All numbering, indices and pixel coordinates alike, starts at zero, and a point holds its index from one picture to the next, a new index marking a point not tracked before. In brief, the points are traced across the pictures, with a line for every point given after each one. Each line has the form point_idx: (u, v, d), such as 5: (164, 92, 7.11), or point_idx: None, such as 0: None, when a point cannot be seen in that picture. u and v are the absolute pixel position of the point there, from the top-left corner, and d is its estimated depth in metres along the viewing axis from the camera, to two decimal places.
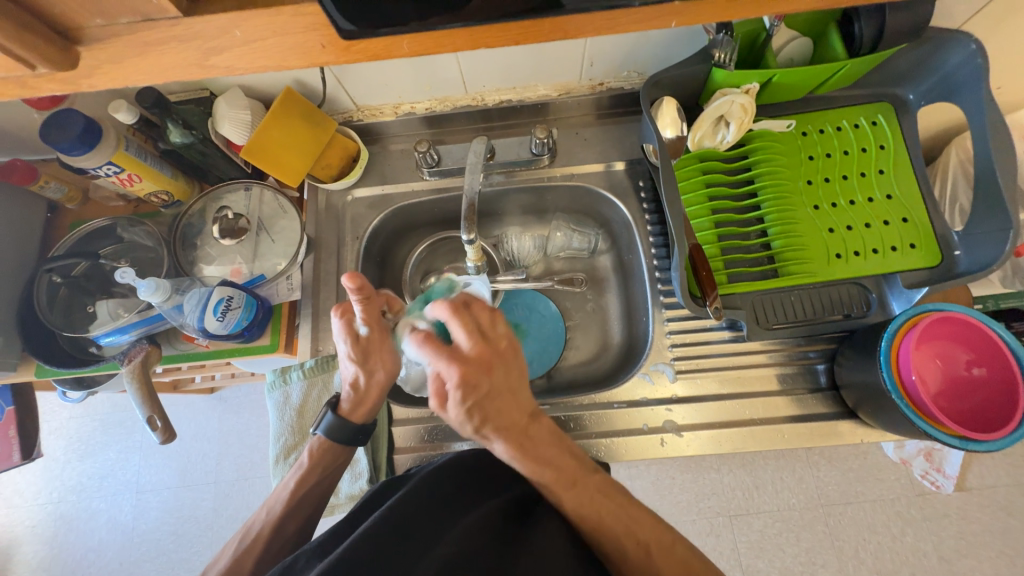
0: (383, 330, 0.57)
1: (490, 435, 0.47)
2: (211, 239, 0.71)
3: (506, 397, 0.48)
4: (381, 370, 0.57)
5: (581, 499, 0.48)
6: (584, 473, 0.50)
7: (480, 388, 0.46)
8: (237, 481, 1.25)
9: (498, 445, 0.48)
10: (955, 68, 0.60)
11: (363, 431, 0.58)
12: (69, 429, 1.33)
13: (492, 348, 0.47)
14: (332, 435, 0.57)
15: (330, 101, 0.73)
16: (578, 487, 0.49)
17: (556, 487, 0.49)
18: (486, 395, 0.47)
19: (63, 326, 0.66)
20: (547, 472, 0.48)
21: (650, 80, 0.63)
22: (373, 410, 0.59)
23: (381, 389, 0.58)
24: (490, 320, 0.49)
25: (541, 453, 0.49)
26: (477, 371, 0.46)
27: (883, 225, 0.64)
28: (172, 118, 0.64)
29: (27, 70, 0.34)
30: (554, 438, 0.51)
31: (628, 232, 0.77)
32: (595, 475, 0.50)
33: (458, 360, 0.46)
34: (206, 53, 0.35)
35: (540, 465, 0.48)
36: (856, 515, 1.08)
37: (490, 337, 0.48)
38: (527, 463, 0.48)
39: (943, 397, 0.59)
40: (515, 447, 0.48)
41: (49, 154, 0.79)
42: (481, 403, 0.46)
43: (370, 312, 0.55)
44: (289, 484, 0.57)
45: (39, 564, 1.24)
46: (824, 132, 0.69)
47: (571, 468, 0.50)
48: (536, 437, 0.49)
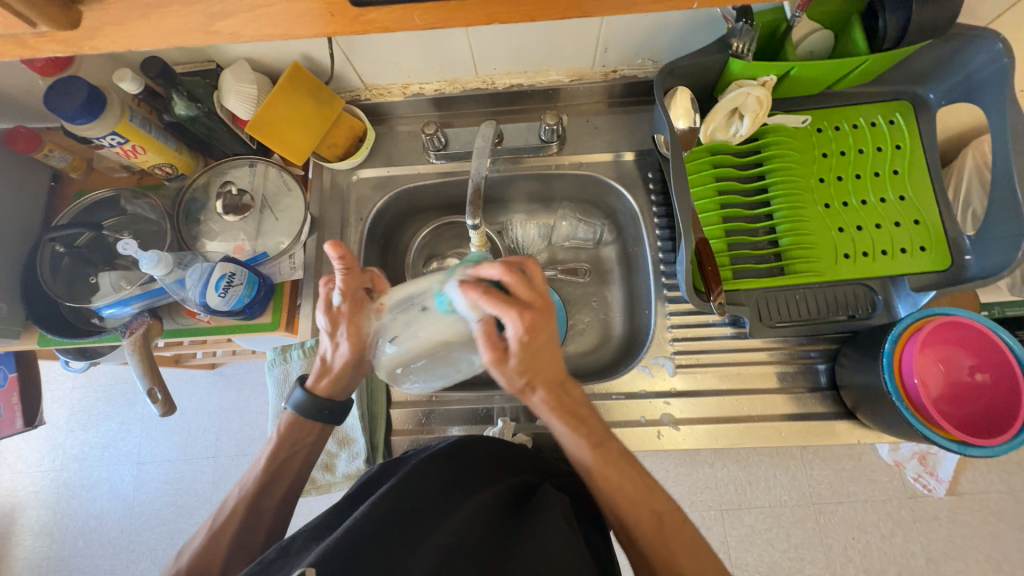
0: (358, 304, 0.55)
1: (534, 383, 0.49)
2: (214, 215, 0.70)
3: (552, 351, 0.49)
4: (346, 343, 0.56)
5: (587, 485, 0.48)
6: (608, 437, 0.50)
7: (535, 341, 0.46)
8: (236, 456, 1.27)
9: (539, 394, 0.49)
10: (978, 68, 0.59)
11: (328, 408, 0.58)
12: (72, 398, 1.34)
13: (544, 296, 0.47)
14: (301, 411, 0.57)
15: (338, 79, 0.72)
16: (604, 449, 0.49)
17: (584, 448, 0.48)
18: (537, 348, 0.47)
19: (66, 296, 0.66)
20: (580, 430, 0.49)
21: (665, 68, 0.62)
22: (339, 386, 0.58)
23: (345, 364, 0.57)
24: (542, 273, 0.48)
25: (574, 410, 0.50)
26: (539, 321, 0.46)
27: (894, 226, 0.63)
28: (177, 89, 0.63)
29: (27, 28, 0.33)
30: (585, 403, 0.52)
31: (634, 224, 0.76)
32: (617, 444, 0.50)
33: (519, 312, 0.45)
34: (211, 18, 0.34)
35: (575, 421, 0.49)
36: (846, 514, 1.09)
37: (542, 287, 0.47)
38: (561, 418, 0.49)
39: (946, 401, 0.58)
40: (554, 401, 0.49)
41: (53, 122, 0.78)
42: (533, 355, 0.47)
43: (349, 284, 0.54)
44: (261, 461, 0.57)
45: (42, 529, 1.26)
46: (839, 129, 0.67)
47: (600, 430, 0.50)
48: (572, 394, 0.51)
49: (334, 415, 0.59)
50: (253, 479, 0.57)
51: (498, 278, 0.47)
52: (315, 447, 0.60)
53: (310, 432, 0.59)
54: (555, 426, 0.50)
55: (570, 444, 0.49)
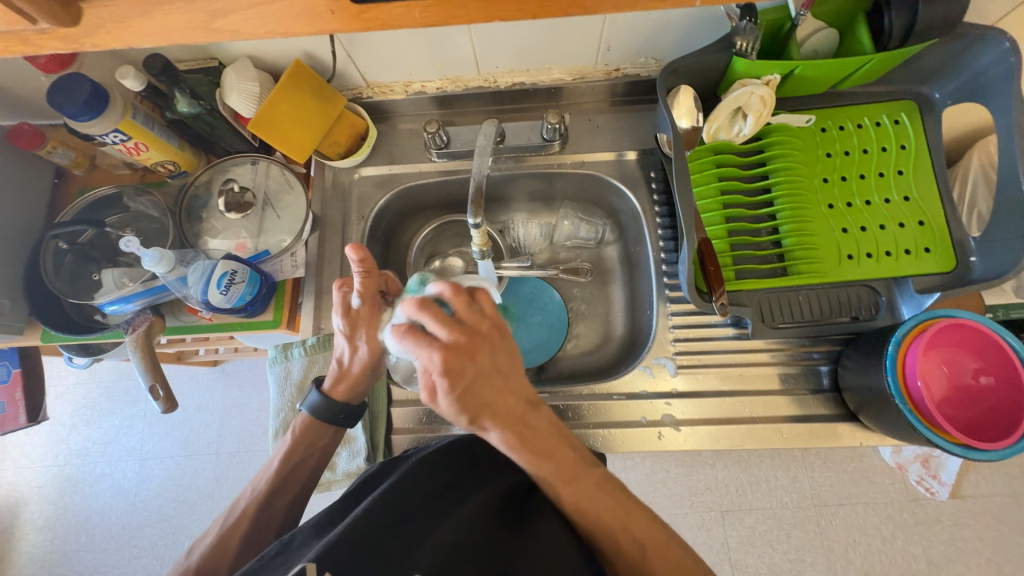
0: (374, 306, 0.57)
1: (483, 422, 0.47)
2: (217, 212, 0.71)
3: (496, 386, 0.47)
4: (365, 345, 0.57)
5: (579, 493, 0.48)
6: (583, 467, 0.49)
7: (464, 373, 0.45)
8: (237, 453, 1.27)
9: (493, 433, 0.47)
10: (985, 67, 0.58)
11: (345, 411, 0.59)
12: (75, 394, 1.35)
13: (473, 328, 0.46)
14: (316, 414, 0.58)
15: (340, 77, 0.72)
16: (576, 483, 0.48)
17: (554, 481, 0.48)
18: (472, 382, 0.45)
19: (68, 292, 0.67)
20: (545, 464, 0.48)
21: (668, 67, 0.62)
22: (356, 390, 0.59)
23: (363, 367, 0.58)
24: (474, 304, 0.47)
25: (539, 446, 0.48)
26: (459, 357, 0.45)
27: (898, 228, 0.62)
28: (180, 87, 0.63)
29: (28, 25, 0.33)
30: (553, 430, 0.49)
31: (636, 224, 0.76)
32: (594, 469, 0.50)
33: (441, 344, 0.44)
34: (212, 15, 0.34)
35: (539, 458, 0.47)
36: (847, 516, 1.08)
37: (470, 315, 0.47)
38: (523, 455, 0.48)
39: (948, 404, 0.58)
40: (512, 439, 0.47)
41: (57, 118, 0.78)
42: (469, 391, 0.45)
43: (367, 286, 0.55)
44: (273, 463, 0.58)
45: (45, 524, 1.27)
46: (844, 129, 0.67)
47: (570, 464, 0.49)
48: (534, 427, 0.48)
49: (348, 420, 0.60)
50: (264, 482, 0.57)
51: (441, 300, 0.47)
52: (330, 448, 0.60)
53: (324, 434, 0.59)
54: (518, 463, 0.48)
55: (538, 477, 0.48)
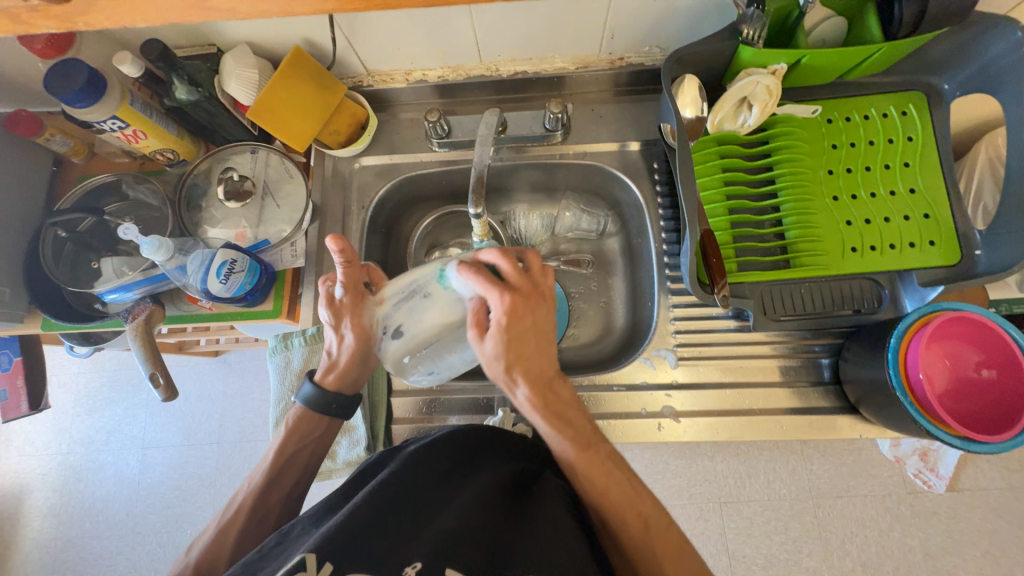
0: (359, 296, 0.55)
1: (519, 377, 0.47)
2: (216, 201, 0.70)
3: (542, 344, 0.48)
4: (351, 334, 0.55)
5: (589, 468, 0.47)
6: (596, 439, 0.49)
7: (519, 324, 0.46)
8: (239, 442, 1.28)
9: (522, 391, 0.47)
10: (996, 57, 0.57)
11: (336, 401, 0.58)
12: (77, 383, 1.35)
13: (536, 285, 0.48)
14: (309, 405, 0.57)
15: (340, 64, 0.71)
16: (591, 452, 0.48)
17: (570, 450, 0.48)
18: (524, 332, 0.47)
19: (68, 281, 0.66)
20: (567, 432, 0.48)
21: (673, 55, 0.61)
22: (346, 381, 0.58)
23: (350, 358, 0.56)
24: (542, 268, 0.50)
25: (562, 411, 0.48)
26: (523, 304, 0.46)
27: (903, 220, 0.62)
28: (178, 73, 0.62)
29: (20, 3, 0.32)
30: (573, 401, 0.50)
31: (638, 215, 0.75)
32: (604, 444, 0.50)
33: (506, 292, 0.46)
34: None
35: (562, 424, 0.48)
36: (845, 509, 1.09)
37: (532, 274, 0.49)
38: (546, 418, 0.48)
39: (949, 397, 0.58)
40: (538, 400, 0.47)
41: (54, 106, 0.78)
42: (517, 339, 0.46)
43: (350, 276, 0.54)
44: (267, 456, 0.57)
45: (49, 510, 1.28)
46: (850, 120, 0.66)
47: (587, 432, 0.49)
48: (558, 394, 0.49)
49: (343, 410, 0.59)
50: (259, 474, 0.57)
51: (496, 262, 0.49)
52: (324, 439, 0.60)
53: (317, 426, 0.59)
54: (540, 426, 0.48)
55: (555, 444, 0.48)
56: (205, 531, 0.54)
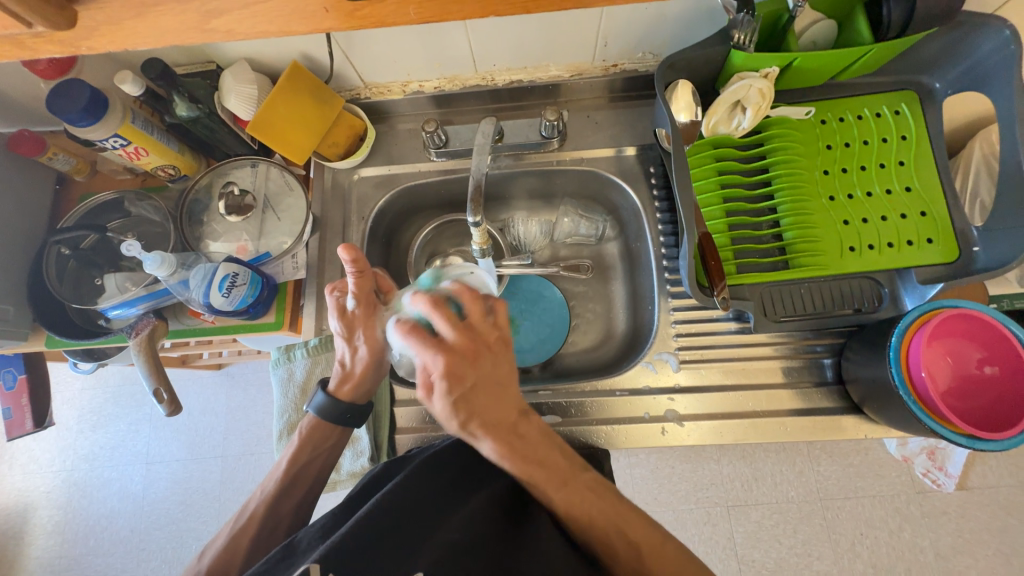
0: (370, 307, 0.58)
1: (477, 433, 0.44)
2: (218, 216, 0.71)
3: (493, 390, 0.45)
4: (365, 345, 0.58)
5: (572, 498, 0.46)
6: (574, 471, 0.47)
7: (469, 382, 0.44)
8: (243, 455, 1.28)
9: (485, 445, 0.45)
10: (985, 55, 0.58)
11: (350, 411, 0.59)
12: (81, 400, 1.35)
13: (481, 332, 0.46)
14: (322, 414, 0.58)
15: (338, 78, 0.72)
16: (570, 486, 0.46)
17: (547, 487, 0.46)
18: (482, 379, 0.45)
19: (72, 298, 0.67)
20: (538, 473, 0.45)
21: (666, 61, 0.61)
22: (361, 390, 0.60)
23: (365, 367, 0.59)
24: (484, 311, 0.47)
25: (530, 456, 0.46)
26: (462, 363, 0.44)
27: (900, 219, 0.62)
28: (178, 90, 0.63)
29: (24, 29, 0.33)
30: (543, 435, 0.47)
31: (636, 220, 0.76)
32: (585, 473, 0.48)
33: (445, 352, 0.43)
34: (207, 16, 0.34)
35: (533, 467, 0.45)
36: (854, 510, 1.08)
37: (490, 318, 0.47)
38: (516, 463, 0.45)
39: (953, 395, 0.57)
40: (504, 449, 0.45)
41: (57, 125, 0.79)
42: (466, 399, 0.44)
43: (361, 286, 0.57)
44: (274, 466, 0.58)
45: (54, 528, 1.28)
46: (844, 120, 0.66)
47: (563, 468, 0.46)
48: (525, 436, 0.46)
49: (354, 419, 0.59)
50: (271, 485, 0.57)
51: (428, 313, 0.45)
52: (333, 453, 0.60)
53: (330, 437, 0.59)
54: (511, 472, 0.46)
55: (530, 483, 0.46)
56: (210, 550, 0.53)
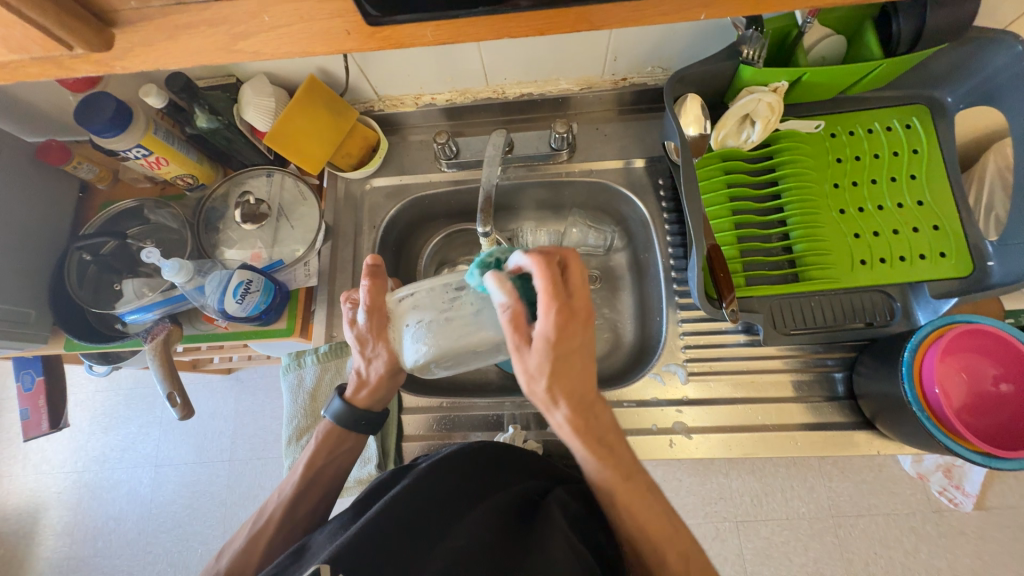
0: (382, 318, 0.53)
1: (560, 399, 0.44)
2: (233, 224, 0.72)
3: (586, 361, 0.45)
4: (380, 358, 0.55)
5: (630, 495, 0.47)
6: (636, 469, 0.48)
7: (566, 341, 0.43)
8: (251, 460, 1.29)
9: (561, 413, 0.45)
10: (997, 71, 0.58)
11: (366, 418, 0.59)
12: (94, 402, 1.38)
13: (581, 298, 0.44)
14: (339, 421, 0.58)
15: (352, 91, 0.74)
16: (632, 482, 0.47)
17: (613, 479, 0.46)
18: (569, 353, 0.43)
19: (91, 303, 0.69)
20: (608, 460, 0.46)
21: (675, 75, 0.62)
22: (377, 398, 0.58)
23: (381, 377, 0.56)
24: (581, 273, 0.45)
25: (602, 435, 0.46)
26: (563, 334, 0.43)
27: (912, 232, 0.62)
28: (199, 103, 0.65)
29: (63, 51, 0.34)
30: (613, 426, 0.48)
31: (645, 231, 0.76)
32: (643, 474, 0.49)
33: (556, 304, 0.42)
34: (233, 38, 0.35)
35: (601, 448, 0.46)
36: (867, 528, 1.06)
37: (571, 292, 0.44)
38: (585, 442, 0.46)
39: (967, 412, 0.57)
40: (579, 424, 0.45)
41: (83, 135, 0.81)
42: (561, 360, 0.43)
43: (375, 297, 0.52)
44: (298, 469, 0.59)
45: (64, 529, 1.30)
46: (854, 134, 0.66)
47: (627, 460, 0.48)
48: (599, 419, 0.47)
49: (371, 426, 0.59)
50: (291, 488, 0.58)
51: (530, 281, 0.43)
52: (349, 458, 0.60)
53: (345, 441, 0.59)
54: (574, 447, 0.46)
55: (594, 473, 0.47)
56: (230, 549, 0.55)
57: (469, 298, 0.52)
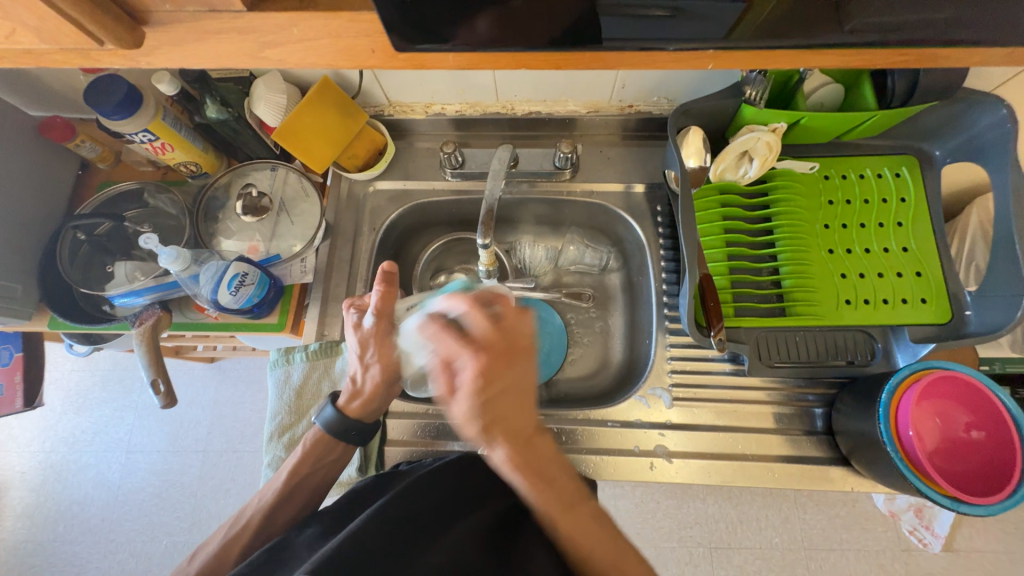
0: (388, 323, 0.56)
1: (494, 439, 0.42)
2: (233, 215, 0.73)
3: (522, 399, 0.44)
4: (377, 364, 0.57)
5: (575, 524, 0.44)
6: (581, 497, 0.45)
7: (493, 383, 0.42)
8: (226, 452, 1.27)
9: (499, 451, 0.42)
10: (983, 131, 0.61)
11: (356, 428, 0.59)
12: (69, 381, 1.35)
13: (514, 339, 0.44)
14: (328, 429, 0.58)
15: (364, 94, 0.75)
16: (575, 512, 0.44)
17: (554, 511, 0.44)
18: (499, 394, 0.43)
19: (80, 282, 0.68)
20: (547, 493, 0.43)
21: (680, 108, 0.64)
22: (370, 409, 0.59)
23: (376, 386, 0.58)
24: (519, 315, 0.46)
25: (541, 469, 0.44)
26: (494, 365, 0.43)
27: (897, 277, 0.64)
28: (211, 94, 0.66)
29: (92, 44, 0.34)
30: (556, 457, 0.45)
31: (640, 254, 0.78)
32: (590, 502, 0.46)
33: (477, 346, 0.43)
34: (260, 46, 0.35)
35: (541, 482, 0.43)
36: (838, 562, 1.07)
37: (503, 330, 0.44)
38: (526, 477, 0.43)
39: (939, 456, 0.58)
40: (516, 460, 0.42)
41: (88, 114, 0.81)
42: (493, 399, 0.42)
43: (385, 303, 0.55)
44: (280, 476, 0.57)
45: (24, 511, 1.25)
46: (846, 177, 0.69)
47: (570, 490, 0.45)
48: (538, 450, 0.45)
49: (360, 437, 0.59)
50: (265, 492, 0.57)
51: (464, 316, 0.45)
52: (331, 461, 0.60)
53: (334, 449, 0.59)
54: (516, 487, 0.43)
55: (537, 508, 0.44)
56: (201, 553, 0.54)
57: None
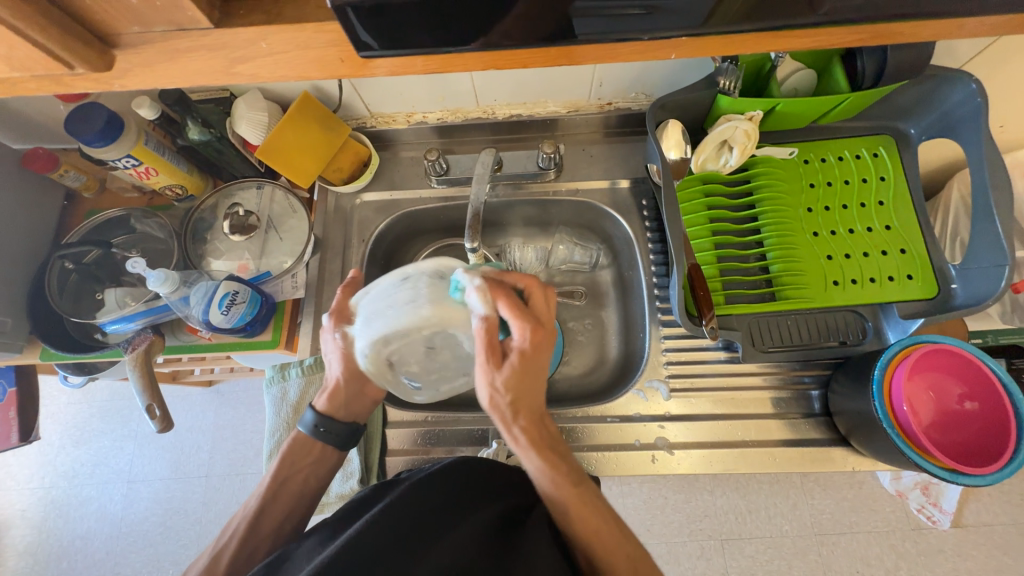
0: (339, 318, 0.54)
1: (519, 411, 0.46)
2: (221, 235, 0.73)
3: (540, 379, 0.48)
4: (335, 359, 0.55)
5: (580, 502, 0.48)
6: (586, 475, 0.50)
7: (534, 357, 0.46)
8: (229, 476, 1.26)
9: (521, 425, 0.47)
10: (954, 106, 0.62)
11: (325, 425, 0.57)
12: (66, 414, 1.33)
13: (545, 316, 0.49)
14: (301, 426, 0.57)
15: (345, 107, 0.76)
16: (582, 488, 0.48)
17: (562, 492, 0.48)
18: (534, 368, 0.47)
19: (71, 312, 0.68)
20: (561, 469, 0.48)
21: (657, 102, 0.65)
22: (338, 406, 0.58)
23: (342, 382, 0.56)
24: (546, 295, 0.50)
25: (552, 445, 0.49)
26: (544, 340, 0.47)
27: (882, 255, 0.65)
28: (192, 116, 0.66)
29: (64, 70, 0.35)
30: (561, 438, 0.50)
31: (628, 248, 0.78)
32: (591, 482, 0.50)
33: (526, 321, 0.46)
34: (233, 62, 0.36)
35: (553, 457, 0.48)
36: (849, 546, 1.07)
37: (546, 309, 0.49)
38: (540, 453, 0.47)
39: (935, 429, 0.59)
40: (533, 436, 0.47)
41: (71, 143, 0.81)
42: (527, 373, 0.46)
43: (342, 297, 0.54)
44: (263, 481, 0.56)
45: (26, 549, 1.24)
46: (826, 161, 0.70)
47: (576, 468, 0.50)
48: (549, 429, 0.49)
49: (330, 436, 0.58)
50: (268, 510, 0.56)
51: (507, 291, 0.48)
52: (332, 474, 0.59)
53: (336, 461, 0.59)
54: (530, 463, 0.47)
55: (546, 485, 0.48)
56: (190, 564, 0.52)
57: (417, 284, 0.52)
